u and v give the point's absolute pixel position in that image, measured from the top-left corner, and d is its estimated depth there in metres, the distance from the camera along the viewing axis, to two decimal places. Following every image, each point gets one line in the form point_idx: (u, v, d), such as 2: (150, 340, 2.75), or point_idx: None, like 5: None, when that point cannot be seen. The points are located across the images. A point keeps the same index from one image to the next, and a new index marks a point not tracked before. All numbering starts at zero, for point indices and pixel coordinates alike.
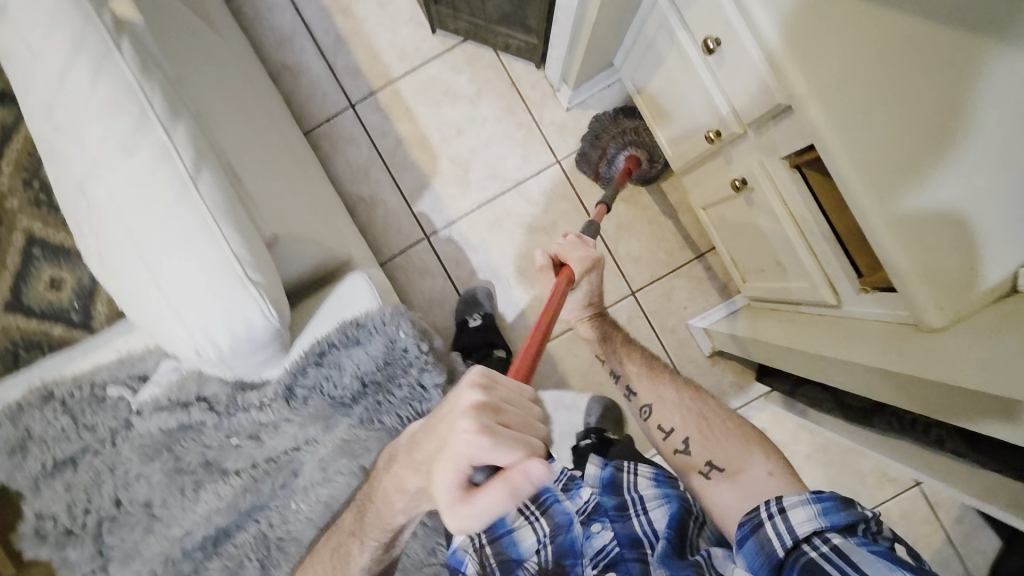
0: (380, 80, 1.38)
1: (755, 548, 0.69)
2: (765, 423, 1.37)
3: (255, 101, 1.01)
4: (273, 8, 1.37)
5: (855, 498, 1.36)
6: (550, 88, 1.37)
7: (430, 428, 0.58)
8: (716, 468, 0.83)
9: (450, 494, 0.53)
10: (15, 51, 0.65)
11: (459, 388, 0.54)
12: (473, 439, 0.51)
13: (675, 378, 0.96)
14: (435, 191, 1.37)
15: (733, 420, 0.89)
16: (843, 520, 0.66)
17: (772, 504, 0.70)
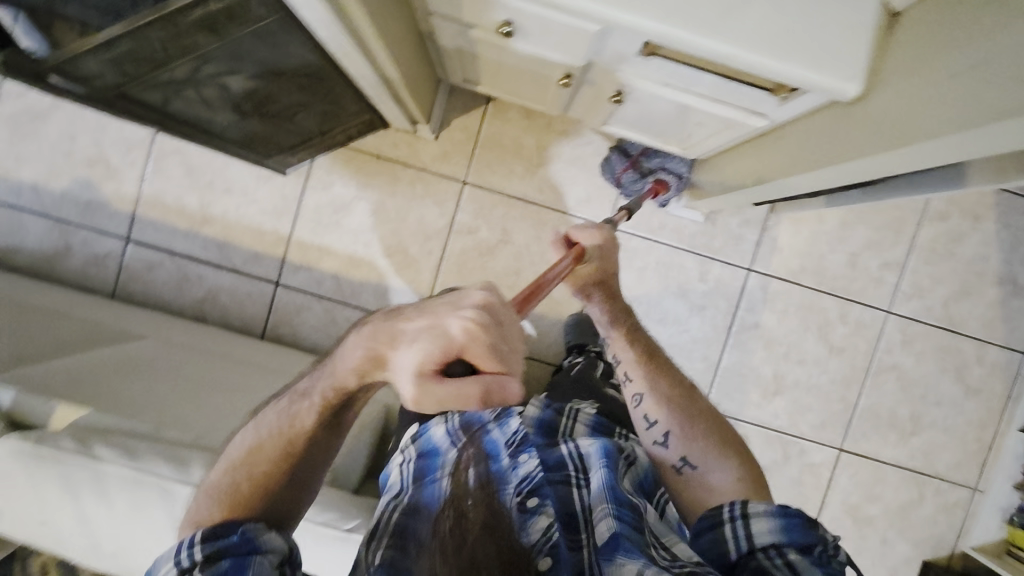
0: (279, 245, 1.37)
1: (709, 542, 0.74)
2: (792, 228, 1.38)
3: (213, 362, 1.02)
4: (150, 268, 1.36)
5: (903, 222, 1.39)
6: (408, 133, 1.35)
7: (428, 308, 0.50)
8: (689, 466, 0.90)
9: (415, 370, 0.47)
10: (36, 532, 0.75)
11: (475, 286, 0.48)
12: (470, 331, 0.45)
13: (674, 372, 0.97)
14: (395, 288, 1.38)
15: (719, 426, 0.92)
16: (802, 538, 0.70)
17: (737, 506, 0.74)
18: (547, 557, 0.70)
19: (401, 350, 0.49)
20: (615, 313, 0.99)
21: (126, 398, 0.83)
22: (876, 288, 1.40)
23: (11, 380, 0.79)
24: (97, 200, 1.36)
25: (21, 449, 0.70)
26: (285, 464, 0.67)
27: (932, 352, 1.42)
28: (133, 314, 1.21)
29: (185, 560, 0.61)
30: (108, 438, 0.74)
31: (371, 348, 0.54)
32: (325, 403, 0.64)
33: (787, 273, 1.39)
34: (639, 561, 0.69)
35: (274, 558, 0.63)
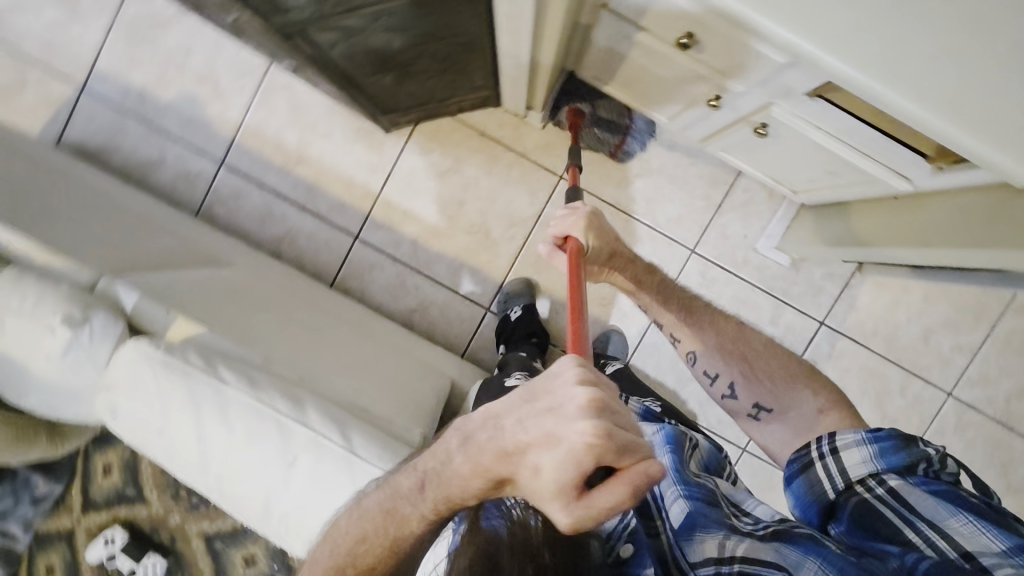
0: (366, 199, 1.37)
1: (803, 484, 0.73)
2: (873, 292, 1.37)
3: (299, 301, 1.03)
4: (238, 195, 1.37)
5: (986, 310, 1.37)
6: (517, 117, 1.35)
7: (534, 419, 0.47)
8: (764, 410, 0.88)
9: (560, 497, 0.45)
10: (149, 438, 0.78)
11: (573, 384, 0.46)
12: (601, 444, 0.44)
13: (715, 317, 0.93)
14: (470, 266, 1.38)
15: (780, 358, 0.89)
16: (900, 460, 0.69)
17: (825, 442, 0.74)
18: (629, 543, 0.64)
19: (529, 473, 0.46)
20: (639, 278, 0.94)
21: (233, 321, 0.85)
22: (942, 368, 1.39)
23: (138, 282, 0.84)
24: (199, 119, 1.36)
25: (154, 355, 0.77)
26: (394, 562, 0.59)
27: (983, 444, 1.40)
28: (220, 238, 1.22)
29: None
30: (228, 361, 0.79)
31: (486, 472, 0.49)
32: (434, 518, 0.55)
33: (857, 334, 1.38)
34: (719, 532, 0.63)
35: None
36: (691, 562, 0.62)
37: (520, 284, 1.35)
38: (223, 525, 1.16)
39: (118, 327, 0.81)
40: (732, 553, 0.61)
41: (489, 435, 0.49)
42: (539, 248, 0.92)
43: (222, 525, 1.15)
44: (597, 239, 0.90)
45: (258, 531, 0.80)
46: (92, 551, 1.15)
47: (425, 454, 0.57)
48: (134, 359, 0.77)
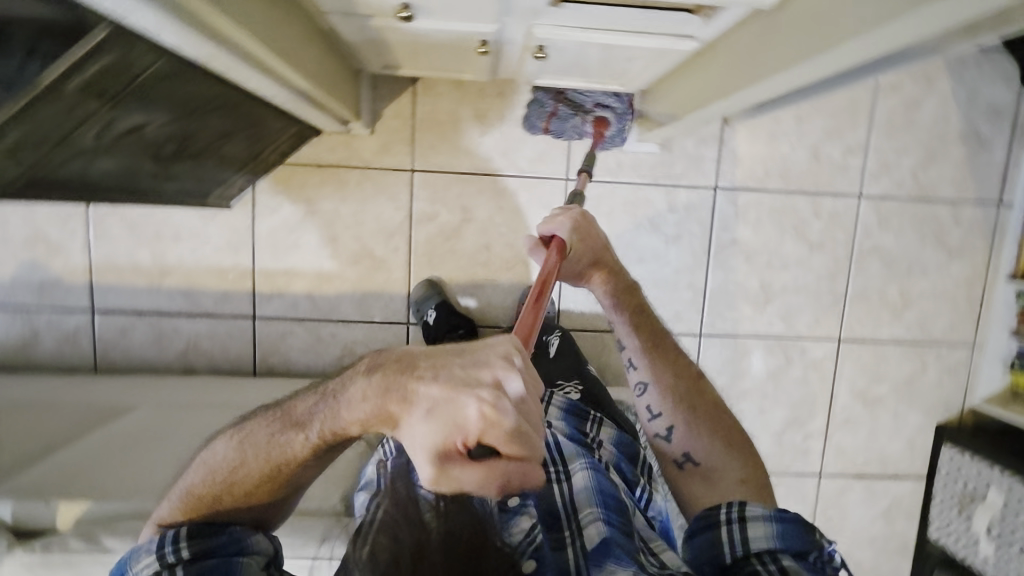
0: (244, 278, 1.34)
1: (705, 543, 0.78)
2: (748, 137, 1.36)
3: (201, 414, 1.06)
4: (124, 332, 1.34)
5: (857, 103, 1.36)
6: (343, 134, 1.30)
7: (444, 374, 0.50)
8: (691, 461, 0.90)
9: (432, 449, 0.48)
10: None
11: (494, 362, 0.49)
12: (487, 417, 0.46)
13: (679, 360, 0.96)
14: (372, 293, 1.36)
15: (722, 420, 0.92)
16: (796, 545, 0.75)
17: (734, 509, 0.78)
18: (531, 559, 0.72)
19: (416, 417, 0.50)
20: (614, 294, 0.98)
21: (131, 474, 0.86)
22: (843, 175, 1.39)
23: (7, 492, 0.81)
24: (49, 280, 1.32)
25: (32, 560, 0.75)
26: (276, 485, 0.67)
27: (910, 226, 1.42)
28: (116, 385, 1.19)
29: (173, 555, 0.65)
30: (116, 527, 0.77)
31: (380, 403, 0.55)
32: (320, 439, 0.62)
33: (753, 182, 1.38)
34: (629, 569, 0.72)
35: (262, 558, 0.68)
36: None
37: (423, 287, 1.34)
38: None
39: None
40: None
41: (399, 371, 0.54)
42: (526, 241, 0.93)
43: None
44: (579, 240, 0.92)
45: None
46: None
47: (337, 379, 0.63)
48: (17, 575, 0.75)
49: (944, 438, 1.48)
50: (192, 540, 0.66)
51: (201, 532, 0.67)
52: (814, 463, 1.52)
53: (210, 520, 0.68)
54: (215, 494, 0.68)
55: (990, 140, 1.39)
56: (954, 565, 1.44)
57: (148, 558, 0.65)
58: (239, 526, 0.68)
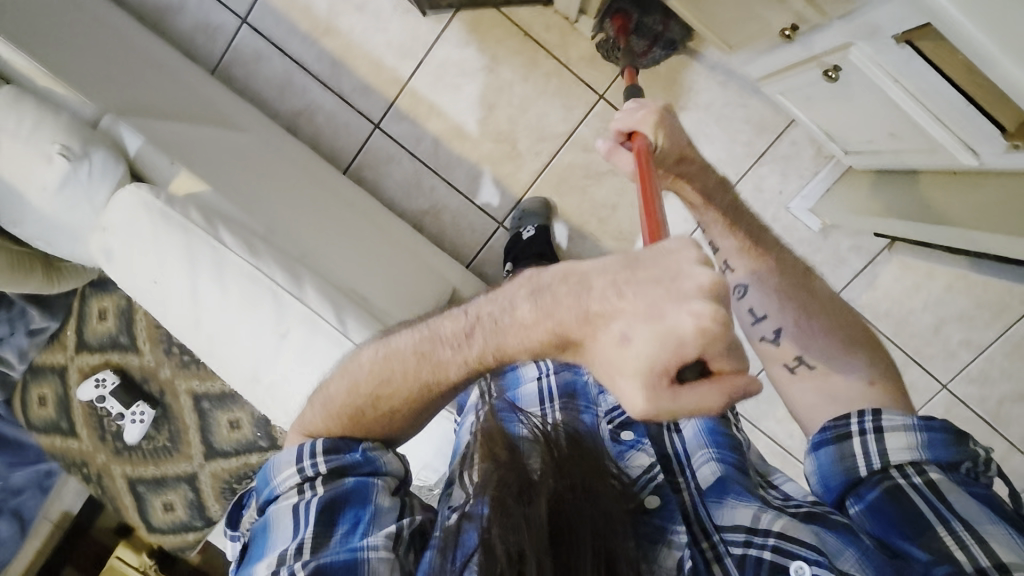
0: (392, 86, 1.29)
1: (830, 457, 0.70)
2: (895, 272, 1.32)
3: (307, 177, 1.01)
4: (258, 58, 1.29)
5: (1007, 310, 1.33)
6: (566, 22, 1.24)
7: (634, 290, 0.47)
8: (805, 364, 0.80)
9: (644, 379, 0.45)
10: (139, 285, 0.79)
11: (689, 269, 0.46)
12: (707, 330, 0.43)
13: (783, 255, 0.83)
14: (490, 176, 1.32)
15: (836, 314, 0.81)
16: (948, 455, 0.65)
17: (868, 418, 0.68)
18: (654, 495, 0.69)
19: (613, 337, 0.47)
20: (709, 193, 0.84)
21: (245, 188, 0.86)
22: (946, 360, 1.37)
23: (140, 127, 0.82)
24: None
25: (153, 204, 0.77)
26: (415, 399, 0.61)
27: None
28: (233, 100, 1.15)
29: (311, 468, 0.63)
30: (230, 223, 0.80)
31: (564, 330, 0.49)
32: (484, 363, 0.55)
33: (869, 313, 1.35)
34: (752, 504, 0.66)
35: (392, 480, 0.66)
36: (718, 526, 0.66)
37: (536, 204, 1.30)
38: (146, 472, 1.07)
39: (119, 169, 0.80)
40: (768, 527, 0.63)
41: (574, 296, 0.49)
42: (597, 144, 0.81)
43: (212, 385, 1.00)
44: (666, 138, 0.80)
45: (244, 398, 0.84)
46: (85, 389, 1.03)
47: (487, 299, 0.56)
48: (132, 203, 0.77)
49: None
50: (327, 455, 0.63)
51: (336, 450, 0.64)
52: None
53: (343, 439, 0.64)
54: (348, 409, 0.64)
55: None
56: None
57: (289, 469, 0.63)
58: (371, 442, 0.65)
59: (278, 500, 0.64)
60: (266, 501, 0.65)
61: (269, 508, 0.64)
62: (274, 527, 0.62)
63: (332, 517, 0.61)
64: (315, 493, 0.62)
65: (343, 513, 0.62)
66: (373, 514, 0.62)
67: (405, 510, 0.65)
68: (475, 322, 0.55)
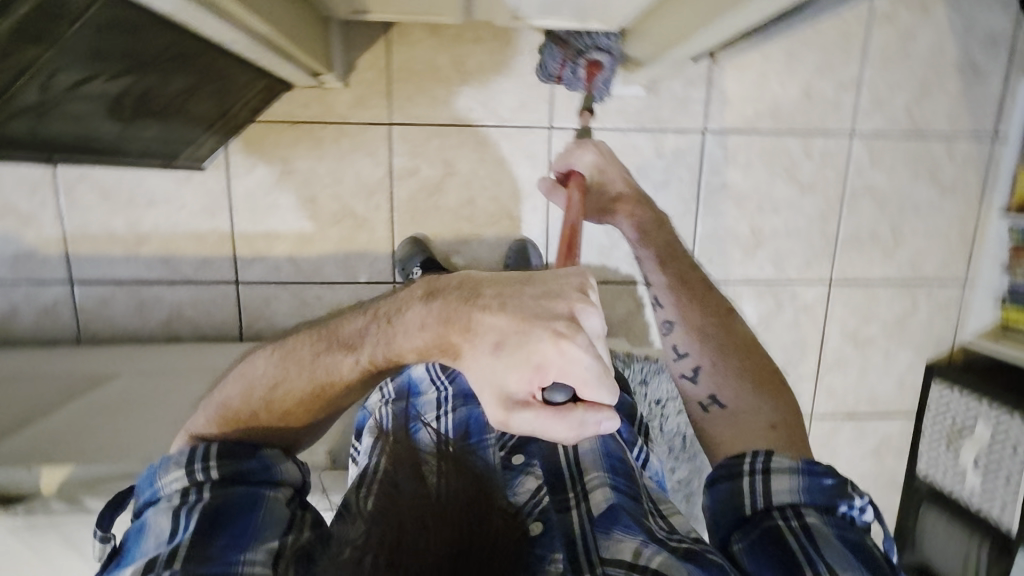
0: (224, 243, 1.31)
1: (725, 492, 0.80)
2: (736, 76, 1.31)
3: (177, 387, 1.04)
4: (105, 302, 1.32)
5: (851, 35, 1.30)
6: (316, 88, 1.25)
7: (515, 305, 0.57)
8: (716, 404, 0.89)
9: (503, 383, 0.55)
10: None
11: (569, 294, 0.56)
12: (567, 348, 0.52)
13: (707, 298, 0.99)
14: (356, 253, 1.34)
15: (752, 357, 0.92)
16: (821, 501, 0.77)
17: (759, 460, 0.79)
18: (538, 521, 0.74)
19: (481, 348, 0.57)
20: (643, 227, 1.06)
21: (112, 441, 0.89)
22: (835, 113, 1.35)
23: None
24: (22, 251, 1.28)
25: (15, 522, 0.81)
26: (313, 405, 0.74)
27: (903, 164, 1.39)
28: (99, 355, 1.17)
29: (201, 473, 0.72)
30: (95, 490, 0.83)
31: (437, 321, 0.61)
32: (371, 361, 0.68)
33: (744, 124, 1.34)
34: (637, 537, 0.73)
35: (287, 489, 0.75)
36: (602, 557, 0.72)
37: (407, 246, 1.30)
38: None
39: None
40: (647, 563, 0.69)
41: (463, 300, 0.60)
42: (542, 181, 1.05)
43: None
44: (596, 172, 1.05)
45: None
46: None
47: (388, 303, 0.68)
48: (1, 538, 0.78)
49: (934, 375, 1.49)
50: (222, 461, 0.72)
51: (231, 456, 0.73)
52: (806, 405, 1.53)
53: (238, 442, 0.74)
54: (250, 412, 0.74)
55: (987, 71, 1.34)
56: (943, 498, 1.49)
57: (179, 472, 0.72)
58: (270, 449, 0.75)
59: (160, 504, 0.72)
60: (147, 503, 0.72)
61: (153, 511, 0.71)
62: (153, 528, 0.69)
63: (216, 523, 0.68)
64: (201, 498, 0.70)
65: (225, 519, 0.69)
66: (258, 526, 0.69)
67: (295, 524, 0.73)
68: (374, 317, 0.68)
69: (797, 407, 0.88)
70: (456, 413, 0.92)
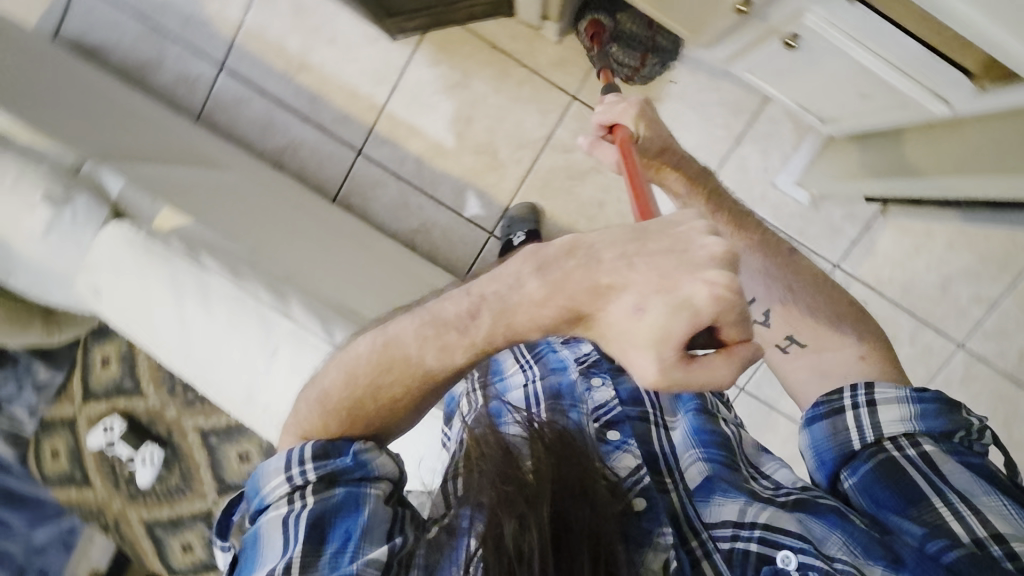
0: (370, 112, 1.32)
1: (827, 432, 0.70)
2: (891, 236, 1.31)
3: (282, 201, 1.03)
4: (239, 101, 1.33)
5: (1012, 261, 1.30)
6: (531, 30, 1.27)
7: (647, 261, 0.47)
8: (796, 344, 0.78)
9: (660, 347, 0.46)
10: (130, 316, 0.84)
11: (700, 239, 0.47)
12: (721, 295, 0.45)
13: (764, 236, 0.81)
14: (475, 189, 1.34)
15: (823, 291, 0.79)
16: (940, 423, 0.66)
17: (862, 393, 0.69)
18: (640, 497, 0.67)
19: (623, 310, 0.48)
20: (692, 179, 0.83)
21: (229, 213, 0.91)
22: (957, 319, 1.34)
23: (123, 170, 0.86)
24: (198, 17, 1.30)
25: (134, 237, 0.81)
26: (418, 391, 0.61)
27: (988, 398, 1.38)
28: (217, 142, 1.18)
29: (301, 477, 0.61)
30: (213, 251, 0.83)
31: (565, 298, 0.50)
32: (488, 344, 0.55)
33: (872, 281, 1.34)
34: (740, 500, 0.67)
35: (388, 485, 0.63)
36: (705, 526, 0.67)
37: (524, 209, 1.31)
38: (160, 514, 1.17)
39: (101, 211, 0.83)
40: (754, 519, 0.65)
41: (579, 268, 0.50)
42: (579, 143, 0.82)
43: (217, 422, 1.11)
44: (646, 125, 0.81)
45: (246, 420, 0.89)
46: (94, 437, 1.14)
47: (489, 279, 0.55)
48: (113, 239, 0.82)
49: None
50: (317, 461, 0.61)
51: (324, 456, 0.61)
52: None
53: (332, 441, 0.62)
54: (347, 405, 0.62)
55: None
56: None
57: (277, 478, 0.61)
58: (363, 442, 0.62)
59: (268, 510, 0.61)
60: (257, 512, 0.62)
61: (260, 519, 0.62)
62: (263, 541, 0.60)
63: (324, 532, 0.59)
64: (306, 504, 0.60)
65: (331, 529, 0.59)
66: (365, 528, 0.59)
67: (401, 522, 0.61)
68: (479, 301, 0.54)
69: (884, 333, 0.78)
70: (546, 380, 0.79)
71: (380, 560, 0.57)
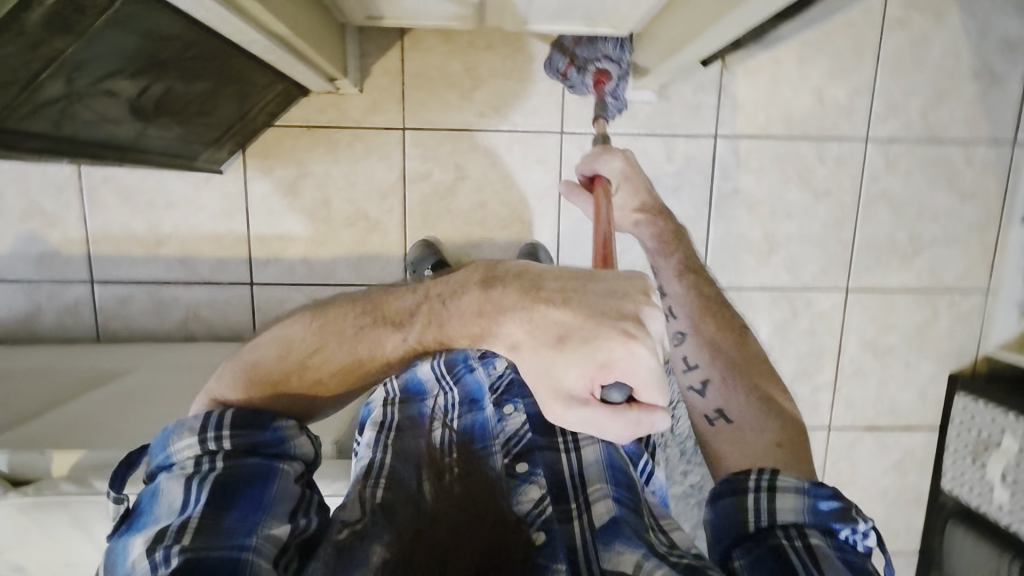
0: (240, 244, 1.34)
1: (728, 509, 0.78)
2: (747, 82, 1.31)
3: (187, 377, 1.08)
4: (124, 302, 1.35)
5: (863, 40, 1.30)
6: (332, 94, 1.28)
7: (578, 300, 0.57)
8: (723, 418, 0.90)
9: (550, 380, 0.55)
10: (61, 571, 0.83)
11: (640, 300, 0.55)
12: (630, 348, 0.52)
13: (719, 315, 1.01)
14: (367, 256, 1.35)
15: (761, 377, 0.94)
16: (824, 521, 0.74)
17: (764, 476, 0.77)
18: (541, 531, 0.75)
19: (546, 334, 0.57)
20: (667, 247, 1.09)
21: (127, 419, 0.95)
22: (849, 118, 1.34)
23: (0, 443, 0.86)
24: (46, 251, 1.32)
25: (23, 503, 0.81)
26: (342, 379, 0.72)
27: (919, 168, 1.37)
28: (116, 352, 1.19)
29: (214, 442, 0.69)
30: (105, 470, 0.84)
31: (489, 307, 0.62)
32: (419, 342, 0.68)
33: (756, 129, 1.34)
34: (639, 550, 0.71)
35: (299, 465, 0.72)
36: (603, 568, 0.71)
37: (419, 248, 1.32)
38: None
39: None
40: None
41: (520, 290, 0.61)
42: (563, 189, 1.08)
43: None
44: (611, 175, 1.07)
45: None
46: None
47: (442, 284, 0.68)
48: (7, 514, 0.81)
49: (958, 386, 1.45)
50: (235, 430, 0.69)
51: (245, 427, 0.69)
52: (823, 416, 1.49)
53: (255, 410, 0.71)
54: (279, 381, 0.72)
55: (1004, 76, 1.33)
56: (970, 515, 1.43)
57: (191, 439, 0.68)
58: (287, 422, 0.71)
59: (172, 469, 0.68)
60: (160, 468, 0.69)
61: (163, 474, 0.68)
62: (164, 495, 0.66)
63: (228, 499, 0.65)
64: (214, 467, 0.67)
65: (238, 496, 0.66)
66: (270, 501, 0.67)
67: (303, 503, 0.70)
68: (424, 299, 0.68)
69: (801, 429, 0.89)
70: (463, 419, 0.89)
71: (280, 538, 0.65)
